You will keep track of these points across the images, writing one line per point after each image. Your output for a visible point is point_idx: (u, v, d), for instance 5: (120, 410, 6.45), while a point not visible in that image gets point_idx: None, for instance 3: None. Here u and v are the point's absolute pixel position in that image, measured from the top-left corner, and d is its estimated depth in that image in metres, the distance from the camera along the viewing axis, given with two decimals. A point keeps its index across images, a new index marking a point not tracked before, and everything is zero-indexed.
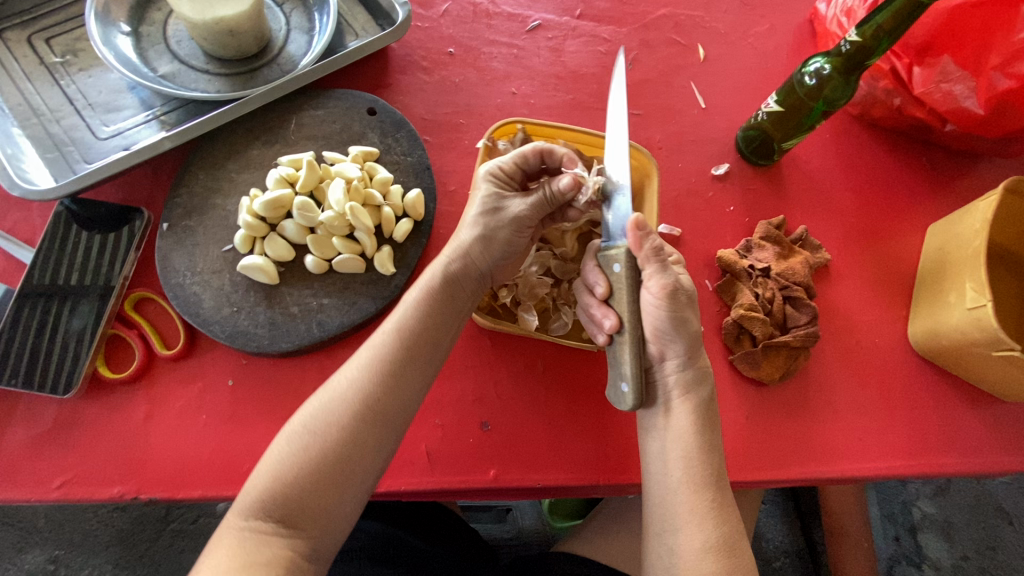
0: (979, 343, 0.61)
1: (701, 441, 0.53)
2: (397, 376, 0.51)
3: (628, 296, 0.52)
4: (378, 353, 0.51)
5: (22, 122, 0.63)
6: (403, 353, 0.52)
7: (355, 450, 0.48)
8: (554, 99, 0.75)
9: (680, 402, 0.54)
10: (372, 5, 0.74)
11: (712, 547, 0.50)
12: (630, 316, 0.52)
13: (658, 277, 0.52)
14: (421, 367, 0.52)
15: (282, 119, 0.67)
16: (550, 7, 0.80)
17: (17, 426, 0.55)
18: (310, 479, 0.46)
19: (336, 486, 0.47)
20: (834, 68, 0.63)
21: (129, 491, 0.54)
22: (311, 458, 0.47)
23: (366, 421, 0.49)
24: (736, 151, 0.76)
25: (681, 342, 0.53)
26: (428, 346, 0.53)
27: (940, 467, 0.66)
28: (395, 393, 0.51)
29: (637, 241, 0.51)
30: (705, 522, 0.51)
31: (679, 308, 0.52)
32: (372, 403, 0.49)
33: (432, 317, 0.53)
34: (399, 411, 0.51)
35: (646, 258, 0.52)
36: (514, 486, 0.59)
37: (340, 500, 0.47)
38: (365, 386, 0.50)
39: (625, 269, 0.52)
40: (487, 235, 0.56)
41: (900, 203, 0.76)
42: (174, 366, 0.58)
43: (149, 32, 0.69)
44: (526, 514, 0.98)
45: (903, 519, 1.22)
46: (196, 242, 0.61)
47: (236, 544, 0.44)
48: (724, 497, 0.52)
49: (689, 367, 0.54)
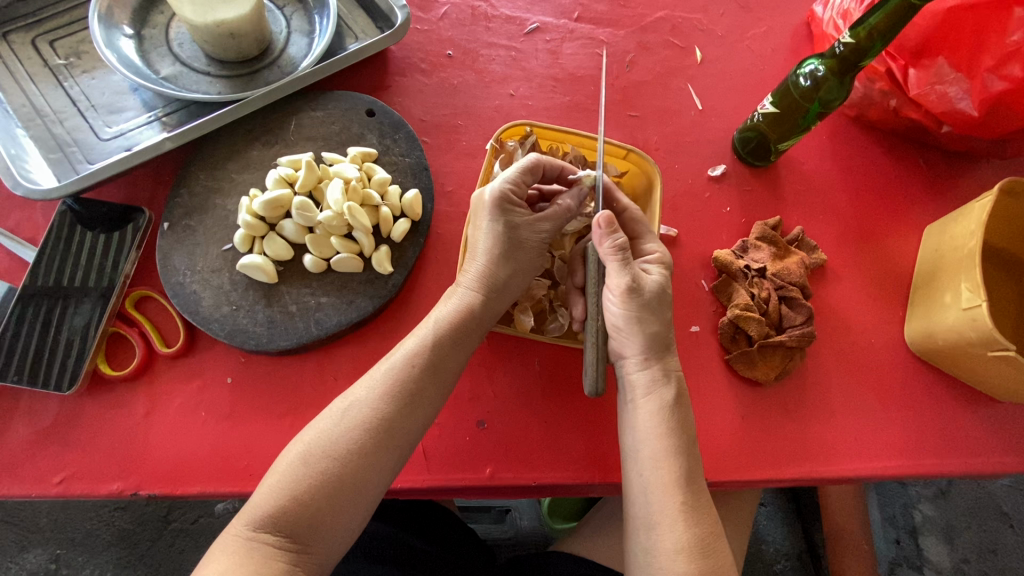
0: (974, 343, 0.61)
1: (669, 442, 0.53)
2: (415, 396, 0.52)
3: (594, 289, 0.56)
4: (394, 367, 0.53)
5: (26, 123, 0.64)
6: (420, 374, 0.53)
7: (364, 468, 0.49)
8: (552, 101, 0.76)
9: (643, 402, 0.55)
10: (373, 9, 0.75)
11: (684, 548, 0.50)
12: (593, 308, 0.55)
13: (619, 276, 0.54)
14: (439, 388, 0.53)
15: (282, 120, 0.68)
16: (548, 10, 0.81)
17: (18, 422, 0.56)
18: (309, 485, 0.47)
19: (341, 500, 0.47)
20: (829, 69, 0.64)
21: (129, 487, 0.55)
22: (308, 466, 0.48)
23: (376, 442, 0.49)
24: (733, 152, 0.77)
25: (637, 341, 0.56)
26: (443, 368, 0.54)
27: (937, 467, 0.66)
28: (413, 412, 0.52)
29: (601, 237, 0.54)
30: (676, 523, 0.50)
31: (642, 310, 0.55)
32: (377, 422, 0.50)
33: (458, 342, 0.55)
34: (415, 426, 0.52)
35: (607, 255, 0.55)
36: (509, 484, 0.59)
37: (350, 514, 0.48)
38: (375, 405, 0.50)
39: (591, 263, 0.57)
40: (516, 266, 0.57)
41: (897, 204, 0.76)
42: (174, 364, 0.59)
43: (151, 35, 0.70)
44: (524, 514, 1.00)
45: (904, 522, 1.22)
46: (197, 241, 0.61)
47: (238, 553, 0.44)
48: (696, 499, 0.52)
49: (651, 367, 0.56)
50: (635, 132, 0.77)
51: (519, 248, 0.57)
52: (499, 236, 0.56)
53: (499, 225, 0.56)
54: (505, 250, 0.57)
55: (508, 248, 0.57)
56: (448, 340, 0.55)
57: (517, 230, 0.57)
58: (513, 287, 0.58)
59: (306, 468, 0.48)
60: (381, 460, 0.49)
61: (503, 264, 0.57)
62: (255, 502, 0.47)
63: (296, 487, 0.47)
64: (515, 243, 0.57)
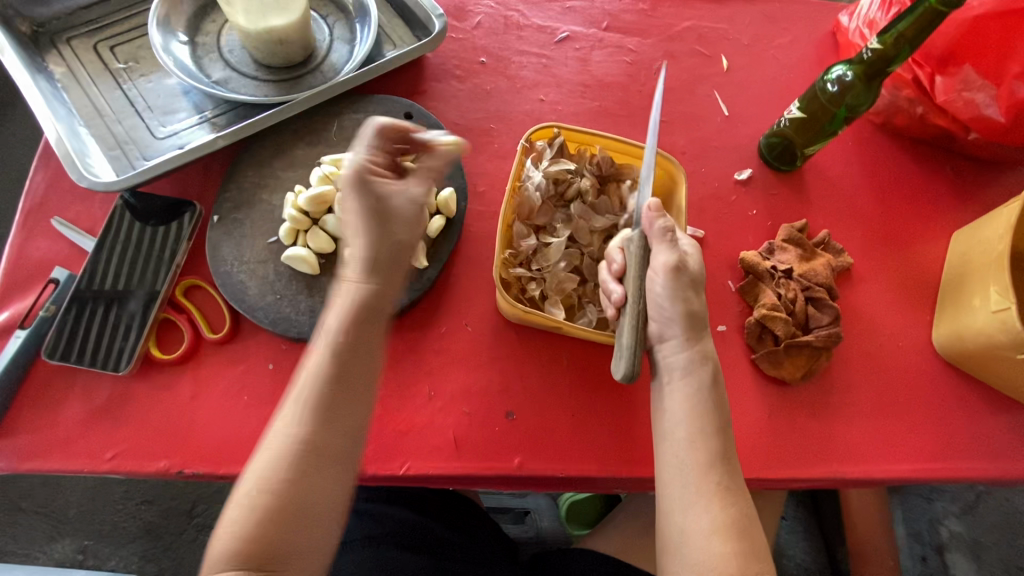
0: (1004, 346, 0.61)
1: (702, 424, 0.54)
2: (330, 408, 0.51)
3: (636, 272, 0.56)
4: (305, 383, 0.51)
5: (88, 122, 0.69)
6: (325, 386, 0.51)
7: (314, 488, 0.49)
8: (581, 106, 0.79)
9: (680, 383, 0.56)
10: (411, 18, 0.78)
11: (718, 528, 0.51)
12: (635, 291, 0.55)
13: (665, 255, 0.56)
14: (346, 398, 0.52)
15: (324, 121, 0.71)
16: (578, 19, 0.83)
17: (73, 402, 0.59)
18: (263, 516, 0.47)
19: (304, 522, 0.48)
20: (856, 75, 0.65)
21: (175, 465, 0.57)
22: (257, 498, 0.48)
23: (315, 459, 0.50)
24: (759, 156, 0.78)
25: (678, 320, 0.56)
26: (356, 373, 0.53)
27: (966, 471, 0.66)
28: (334, 424, 0.51)
29: (649, 219, 0.56)
30: (711, 504, 0.52)
31: (683, 287, 0.56)
32: (308, 444, 0.50)
33: (359, 333, 0.53)
34: (341, 439, 0.51)
35: (654, 237, 0.57)
36: (539, 474, 0.60)
37: (314, 532, 0.48)
38: (304, 428, 0.50)
39: (636, 249, 0.56)
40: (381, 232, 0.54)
41: (923, 209, 0.77)
42: (219, 350, 0.61)
43: (204, 42, 0.75)
44: (544, 516, 1.00)
45: (930, 538, 1.19)
46: (244, 233, 0.64)
47: None
48: (730, 480, 0.53)
49: (688, 349, 0.56)
50: (662, 136, 0.79)
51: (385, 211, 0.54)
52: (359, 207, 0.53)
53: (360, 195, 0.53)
54: (371, 218, 0.53)
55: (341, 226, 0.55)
56: (353, 328, 0.52)
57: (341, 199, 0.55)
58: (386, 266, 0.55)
59: (255, 498, 0.48)
60: (325, 475, 0.50)
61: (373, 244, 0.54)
62: (217, 541, 0.47)
63: (252, 518, 0.47)
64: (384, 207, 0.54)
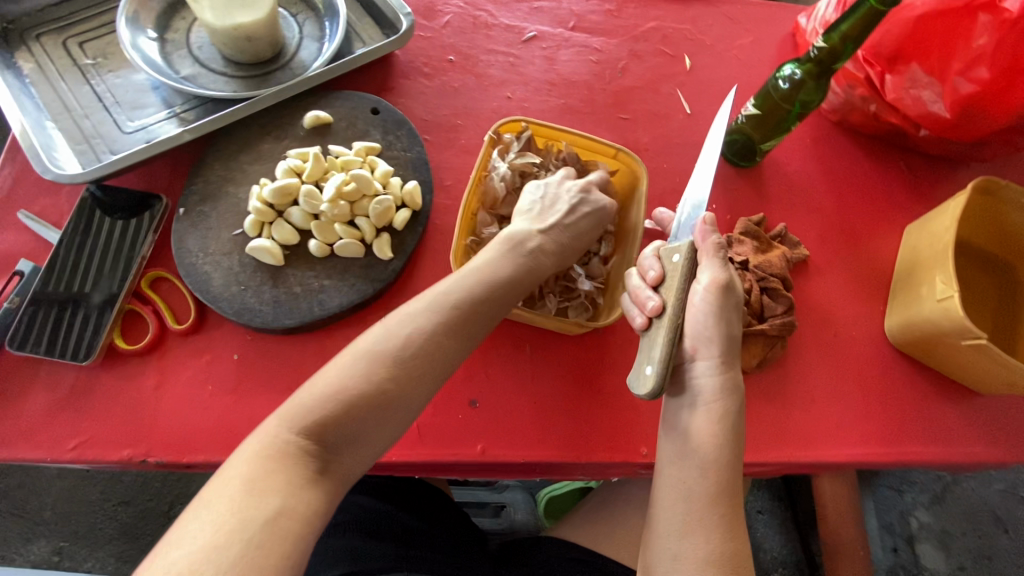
0: (948, 333, 0.64)
1: (718, 454, 0.55)
2: (459, 329, 0.52)
3: (681, 283, 0.56)
4: (444, 295, 0.52)
5: (55, 117, 0.69)
6: (467, 309, 0.52)
7: (397, 392, 0.47)
8: (547, 104, 0.80)
9: (707, 405, 0.56)
10: (380, 17, 0.80)
11: (714, 559, 0.51)
12: (677, 302, 0.55)
13: (714, 272, 0.57)
14: (480, 324, 0.53)
15: (292, 117, 0.72)
16: (545, 19, 0.85)
17: (36, 392, 0.59)
18: (340, 399, 0.46)
19: (373, 418, 0.47)
20: (805, 73, 0.68)
21: (138, 454, 0.58)
22: (342, 376, 0.47)
23: (411, 369, 0.48)
24: (719, 153, 0.80)
25: (716, 339, 0.57)
26: (478, 318, 0.53)
27: (915, 454, 0.68)
28: (452, 343, 0.51)
29: (705, 233, 0.58)
30: (711, 535, 0.52)
31: (726, 309, 0.57)
32: (409, 367, 0.48)
33: (511, 279, 0.56)
34: (449, 364, 0.51)
35: (707, 251, 0.58)
36: (500, 460, 0.62)
37: (376, 437, 0.47)
38: (419, 335, 0.49)
39: (683, 260, 0.56)
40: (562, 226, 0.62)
41: (877, 204, 0.79)
42: (184, 340, 0.62)
43: (174, 39, 0.75)
44: (519, 508, 1.01)
45: (901, 529, 1.22)
46: (209, 226, 0.65)
47: (257, 461, 0.43)
48: (733, 514, 0.53)
49: (724, 372, 0.57)
50: (626, 133, 0.81)
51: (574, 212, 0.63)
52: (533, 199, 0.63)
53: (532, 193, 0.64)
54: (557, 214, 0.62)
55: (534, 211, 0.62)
56: (508, 274, 0.56)
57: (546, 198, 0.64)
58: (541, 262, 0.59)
59: (337, 374, 0.47)
60: (415, 387, 0.49)
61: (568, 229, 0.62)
62: (296, 403, 0.46)
63: (329, 395, 0.46)
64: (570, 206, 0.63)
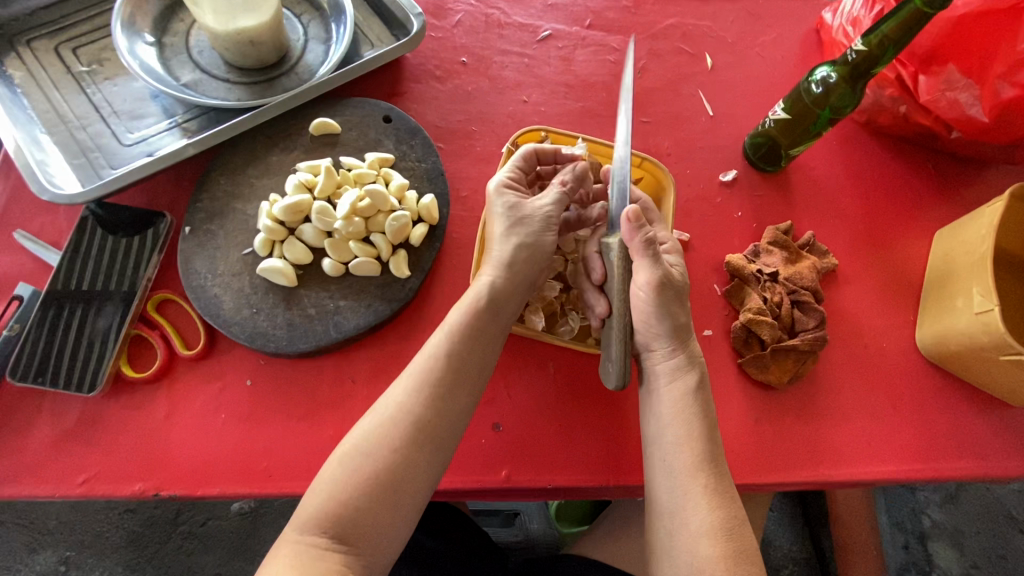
0: (986, 347, 0.62)
1: (691, 427, 0.53)
2: (443, 397, 0.52)
3: (620, 285, 0.54)
4: (421, 369, 0.53)
5: (50, 129, 0.65)
6: (447, 374, 0.53)
7: (401, 470, 0.49)
8: (564, 107, 0.77)
9: (668, 389, 0.56)
10: (388, 17, 0.76)
11: (708, 530, 0.50)
12: (620, 303, 0.53)
13: (649, 270, 0.54)
14: (463, 388, 0.53)
15: (300, 126, 0.69)
16: (560, 17, 0.82)
17: (41, 424, 0.57)
18: (349, 488, 0.47)
19: (388, 501, 0.48)
20: (840, 76, 0.64)
21: (149, 488, 0.55)
22: (346, 469, 0.48)
23: (418, 441, 0.50)
24: (743, 157, 0.77)
25: (665, 333, 0.56)
26: (473, 364, 0.54)
27: (949, 471, 0.66)
28: (444, 412, 0.52)
29: (631, 231, 0.53)
30: (700, 505, 0.51)
31: (667, 301, 0.55)
32: (421, 426, 0.51)
33: (492, 303, 0.56)
34: (447, 428, 0.52)
35: (637, 249, 0.53)
36: (526, 486, 0.60)
37: (394, 518, 0.48)
38: (410, 415, 0.51)
39: (616, 259, 0.54)
40: (524, 240, 0.57)
41: (907, 209, 0.77)
42: (194, 366, 0.59)
43: (172, 43, 0.72)
44: (533, 518, 0.96)
45: (913, 527, 1.21)
46: (217, 245, 0.62)
47: (291, 557, 0.45)
48: (721, 481, 0.52)
49: (677, 355, 0.56)
50: (647, 138, 0.78)
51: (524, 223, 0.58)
52: (504, 216, 0.58)
53: (502, 206, 0.58)
54: (512, 228, 0.58)
55: (504, 221, 0.58)
56: (487, 298, 0.56)
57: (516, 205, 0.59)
58: (529, 273, 0.58)
59: (342, 469, 0.48)
60: (417, 464, 0.50)
61: (509, 241, 0.57)
62: (304, 505, 0.47)
63: (336, 490, 0.47)
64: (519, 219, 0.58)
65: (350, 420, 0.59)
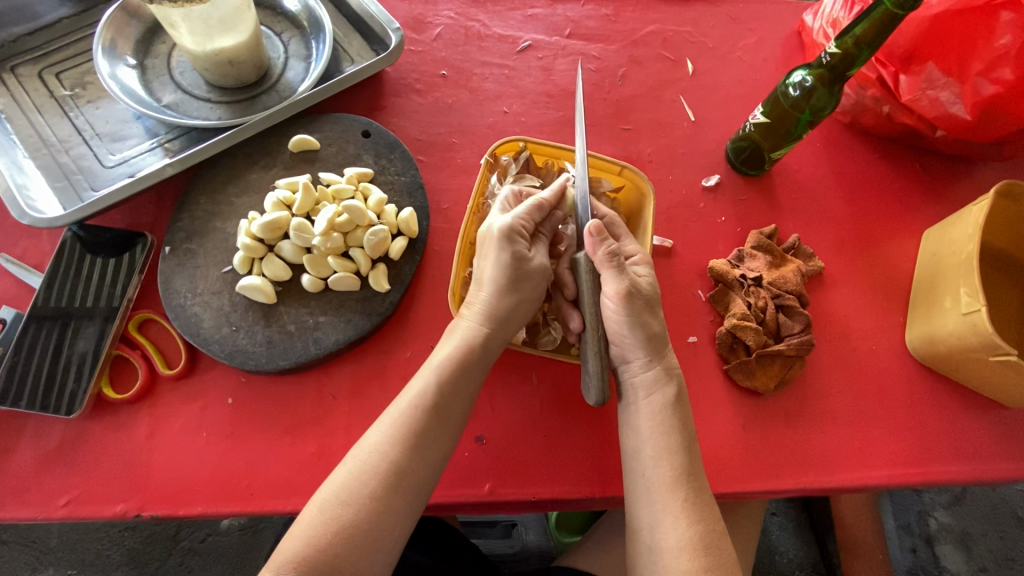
0: (976, 348, 0.60)
1: (669, 440, 0.53)
2: (427, 440, 0.52)
3: (589, 299, 0.55)
4: (402, 414, 0.52)
5: (33, 153, 0.66)
6: (426, 413, 0.53)
7: (381, 513, 0.49)
8: (545, 117, 0.77)
9: (645, 403, 0.55)
10: (367, 32, 0.76)
11: (687, 545, 0.49)
12: (591, 319, 0.54)
13: (615, 282, 0.54)
14: (449, 430, 0.54)
15: (280, 143, 0.70)
16: (540, 27, 0.82)
17: (24, 446, 0.57)
18: (330, 535, 0.47)
19: (365, 546, 0.47)
20: (816, 79, 0.64)
21: (131, 509, 0.55)
22: (327, 515, 0.48)
23: (395, 478, 0.50)
24: (727, 161, 0.77)
25: (638, 343, 0.55)
26: (457, 412, 0.54)
27: (944, 474, 0.65)
28: (426, 457, 0.52)
29: (593, 246, 0.54)
30: (679, 520, 0.50)
31: (637, 311, 0.54)
32: (400, 469, 0.50)
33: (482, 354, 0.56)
34: (425, 473, 0.52)
35: (602, 263, 0.54)
36: (510, 499, 0.59)
37: (371, 561, 0.47)
38: (385, 453, 0.51)
39: (584, 274, 0.55)
40: (513, 294, 0.56)
41: (894, 209, 0.76)
42: (176, 385, 0.60)
43: (153, 65, 0.72)
44: (530, 529, 0.97)
45: (919, 530, 1.19)
46: (197, 264, 0.63)
47: None
48: (697, 496, 0.52)
49: (653, 367, 0.56)
50: (628, 145, 0.78)
51: (521, 277, 0.56)
52: (506, 267, 0.55)
53: (504, 257, 0.55)
54: (508, 284, 0.55)
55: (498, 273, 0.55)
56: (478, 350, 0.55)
57: (521, 261, 0.56)
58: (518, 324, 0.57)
59: (321, 516, 0.48)
60: (398, 506, 0.50)
61: (506, 296, 0.56)
62: (283, 546, 0.47)
63: (316, 535, 0.47)
64: (519, 274, 0.56)
65: (331, 436, 0.59)
